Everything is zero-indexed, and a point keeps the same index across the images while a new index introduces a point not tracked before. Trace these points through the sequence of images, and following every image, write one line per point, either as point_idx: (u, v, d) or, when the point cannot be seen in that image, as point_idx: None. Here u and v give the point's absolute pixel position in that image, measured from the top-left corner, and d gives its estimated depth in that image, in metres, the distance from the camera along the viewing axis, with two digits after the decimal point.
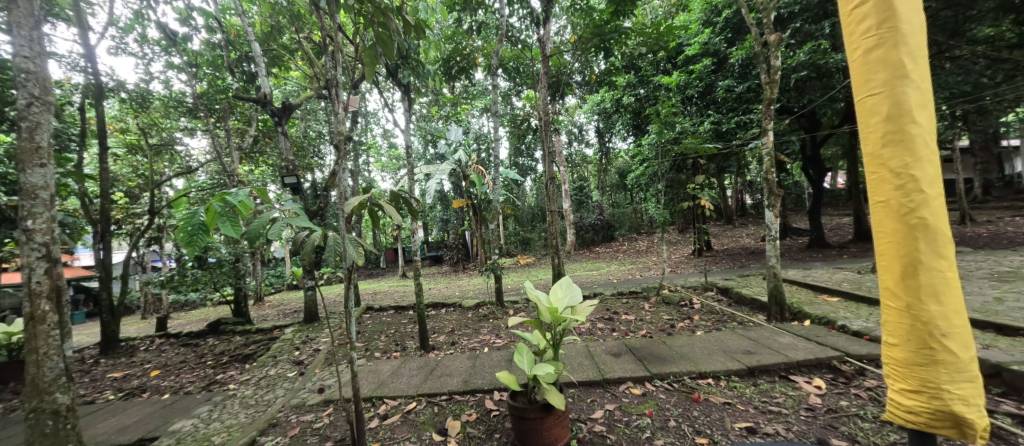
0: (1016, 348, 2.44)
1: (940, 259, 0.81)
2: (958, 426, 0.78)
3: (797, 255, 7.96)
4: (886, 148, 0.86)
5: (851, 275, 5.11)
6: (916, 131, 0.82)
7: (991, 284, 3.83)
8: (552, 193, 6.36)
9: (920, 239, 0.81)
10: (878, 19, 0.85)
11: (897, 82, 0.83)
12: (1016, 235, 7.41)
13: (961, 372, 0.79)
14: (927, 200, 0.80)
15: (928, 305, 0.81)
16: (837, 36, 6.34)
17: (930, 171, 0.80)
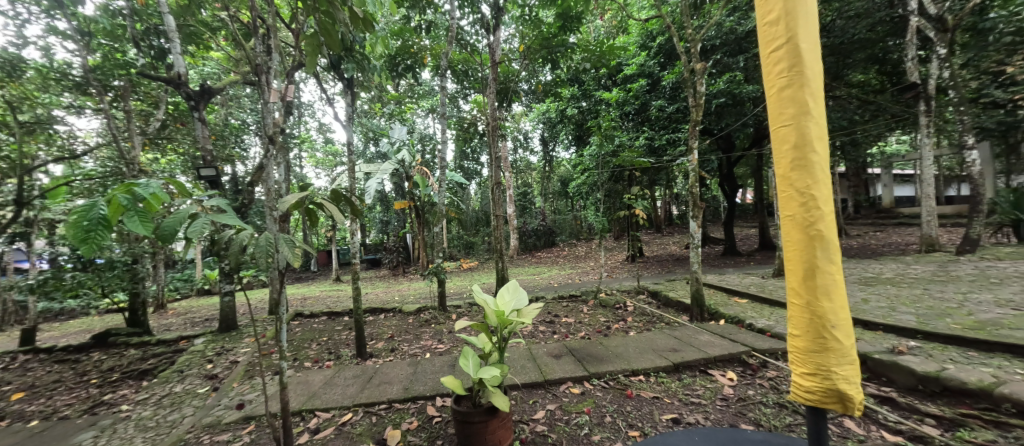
0: (877, 339, 2.97)
1: (831, 264, 0.96)
2: (842, 401, 0.93)
3: (714, 262, 8.90)
4: (791, 171, 1.01)
5: (757, 280, 5.83)
6: (816, 158, 0.97)
7: (859, 287, 4.61)
8: (498, 198, 6.42)
9: (817, 248, 0.97)
10: (789, 62, 1.00)
11: (802, 117, 0.98)
12: (877, 247, 9.02)
13: (846, 357, 0.95)
14: (823, 216, 0.96)
15: (822, 302, 0.97)
16: (749, 70, 7.25)
17: (826, 192, 0.96)
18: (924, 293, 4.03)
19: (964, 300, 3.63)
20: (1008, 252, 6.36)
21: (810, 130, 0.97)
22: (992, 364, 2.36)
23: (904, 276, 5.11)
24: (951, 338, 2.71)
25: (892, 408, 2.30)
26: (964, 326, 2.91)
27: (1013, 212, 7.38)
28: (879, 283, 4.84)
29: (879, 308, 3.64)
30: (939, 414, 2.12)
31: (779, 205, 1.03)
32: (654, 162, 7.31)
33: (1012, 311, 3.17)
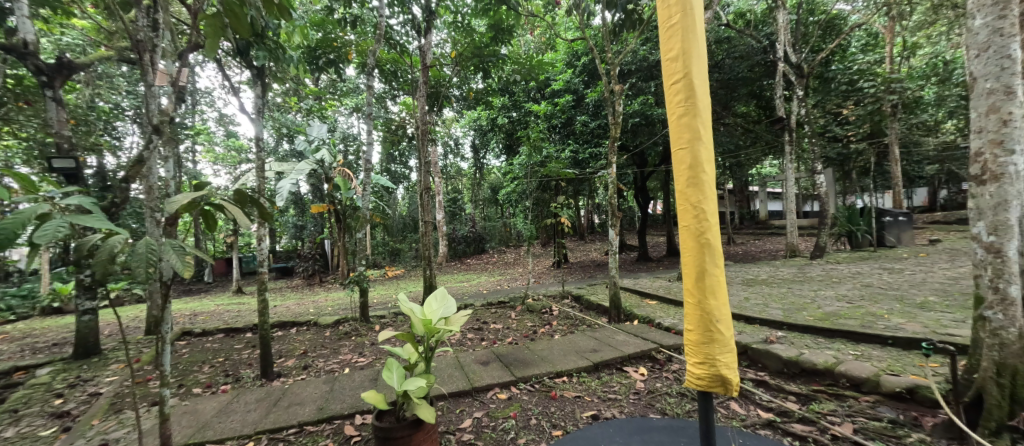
0: (754, 331, 3.51)
1: (717, 268, 1.12)
2: (723, 384, 1.09)
3: (630, 267, 9.73)
4: (687, 188, 1.16)
5: (664, 283, 6.51)
6: (705, 177, 1.13)
7: (742, 287, 5.42)
8: (427, 203, 6.27)
9: (706, 255, 1.12)
10: (685, 94, 1.15)
11: (695, 142, 1.14)
12: (755, 253, 10.69)
13: (726, 347, 1.11)
14: (710, 227, 1.12)
15: (709, 301, 1.12)
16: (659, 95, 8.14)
17: (713, 206, 1.12)
18: (788, 291, 4.87)
19: (814, 296, 4.48)
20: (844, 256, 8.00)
21: (701, 154, 1.13)
22: (834, 347, 2.93)
23: (774, 277, 6.13)
24: (806, 327, 3.32)
25: (766, 389, 2.72)
26: (815, 317, 3.58)
27: (848, 225, 9.37)
28: (756, 283, 5.76)
29: (756, 305, 4.32)
30: (798, 391, 2.58)
31: (677, 216, 1.18)
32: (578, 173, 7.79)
33: (845, 303, 3.99)
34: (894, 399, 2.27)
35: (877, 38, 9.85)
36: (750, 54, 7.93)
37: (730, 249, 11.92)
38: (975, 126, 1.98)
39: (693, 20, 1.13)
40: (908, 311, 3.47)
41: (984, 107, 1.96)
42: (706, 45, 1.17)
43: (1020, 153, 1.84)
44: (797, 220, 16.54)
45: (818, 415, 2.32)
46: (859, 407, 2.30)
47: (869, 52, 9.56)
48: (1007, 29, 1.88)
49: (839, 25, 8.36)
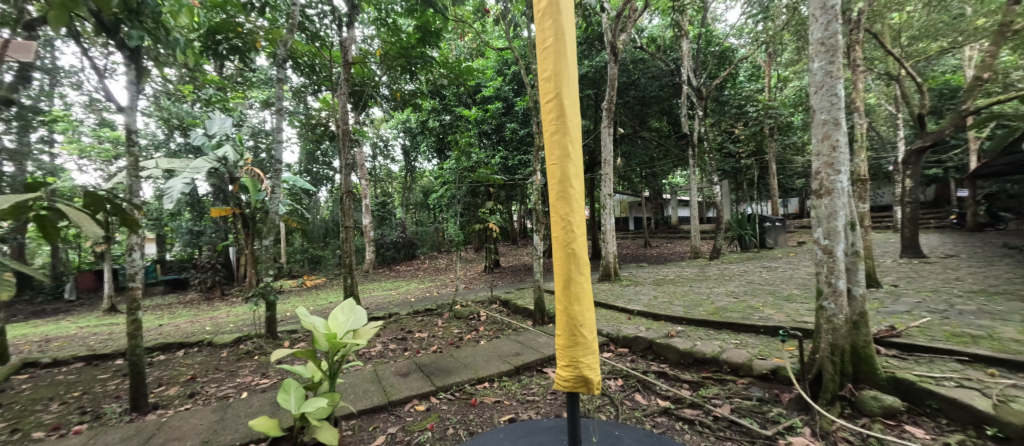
0: (659, 327, 3.87)
1: (581, 276, 1.23)
2: (583, 381, 1.22)
3: (558, 271, 10.15)
4: (557, 201, 1.25)
5: (586, 285, 6.91)
6: (572, 193, 1.22)
7: (652, 287, 5.95)
8: (348, 207, 5.83)
9: (572, 265, 1.23)
10: (555, 113, 1.23)
11: (564, 160, 1.22)
12: (667, 255, 11.83)
13: (587, 348, 1.24)
14: (575, 239, 1.22)
15: (574, 307, 1.24)
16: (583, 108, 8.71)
17: (579, 219, 1.22)
18: (688, 289, 5.47)
19: (708, 292, 5.09)
20: (735, 257, 9.21)
21: (569, 169, 1.22)
22: (720, 337, 3.35)
23: (680, 277, 6.84)
24: (700, 321, 3.75)
25: (665, 380, 3.01)
26: (707, 311, 4.07)
27: (739, 230, 10.81)
28: (663, 283, 6.38)
29: (662, 302, 4.78)
30: (690, 379, 2.89)
31: (548, 228, 1.26)
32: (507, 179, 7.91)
33: (732, 298, 4.60)
34: (762, 380, 2.65)
35: (759, 70, 11.63)
36: (660, 75, 8.92)
37: (646, 252, 13.05)
38: (814, 149, 2.41)
39: (564, 45, 1.23)
40: (776, 303, 4.12)
41: (819, 134, 2.39)
42: (575, 67, 1.25)
43: (843, 173, 2.29)
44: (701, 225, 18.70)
45: (705, 399, 2.63)
46: (736, 390, 2.65)
47: (753, 81, 11.23)
48: (833, 73, 2.33)
49: (729, 56, 9.71)
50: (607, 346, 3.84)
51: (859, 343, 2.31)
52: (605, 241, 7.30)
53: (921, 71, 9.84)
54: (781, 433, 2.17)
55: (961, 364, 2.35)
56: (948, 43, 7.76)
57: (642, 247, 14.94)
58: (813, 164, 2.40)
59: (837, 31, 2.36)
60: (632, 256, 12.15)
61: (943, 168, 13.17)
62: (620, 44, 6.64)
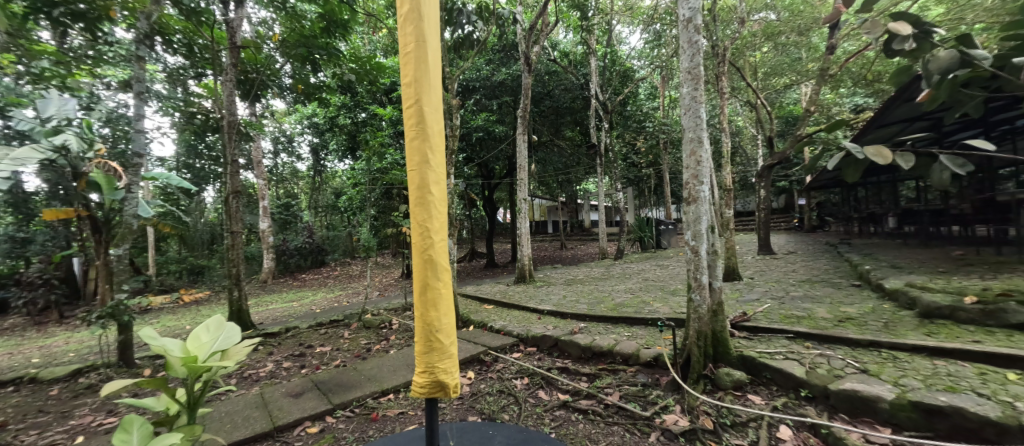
0: (563, 324, 4.14)
1: (440, 283, 1.24)
2: (440, 388, 1.23)
3: (477, 275, 10.21)
4: (416, 207, 1.23)
5: (502, 288, 7.09)
6: (432, 200, 1.22)
7: (562, 287, 6.36)
8: (235, 210, 5.06)
9: (430, 272, 1.22)
10: (416, 118, 1.22)
11: (424, 165, 1.22)
12: (579, 256, 12.73)
13: (445, 354, 1.26)
14: (433, 246, 1.22)
15: (432, 314, 1.24)
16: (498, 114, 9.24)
17: (438, 225, 1.23)
18: (593, 288, 5.96)
19: (610, 290, 5.58)
20: (636, 257, 10.28)
21: (427, 176, 1.21)
22: (616, 331, 3.68)
23: (587, 276, 7.41)
24: (600, 317, 4.08)
25: (567, 374, 3.20)
26: (607, 308, 4.45)
27: (640, 232, 12.09)
28: (573, 283, 6.82)
29: (570, 301, 5.11)
30: (588, 371, 3.12)
31: (408, 234, 1.24)
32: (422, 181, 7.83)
33: (628, 294, 5.11)
34: (647, 367, 2.96)
35: (655, 90, 13.17)
36: (571, 87, 9.83)
37: (562, 254, 13.81)
38: (684, 163, 2.78)
39: (425, 50, 1.22)
40: (662, 297, 4.68)
41: (688, 151, 2.76)
42: (438, 75, 1.26)
43: (705, 184, 2.68)
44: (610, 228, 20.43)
45: (599, 389, 2.85)
46: (626, 378, 2.92)
47: (650, 100, 12.68)
48: (697, 98, 2.72)
49: (630, 76, 10.86)
50: (517, 346, 3.97)
51: (718, 329, 2.72)
52: (521, 244, 7.59)
53: (772, 102, 12.10)
54: (658, 413, 2.45)
55: (789, 340, 2.91)
56: (788, 80, 9.69)
57: (559, 249, 15.83)
58: (684, 175, 2.76)
59: (700, 63, 2.77)
60: (549, 258, 12.76)
61: (788, 181, 16.37)
62: (533, 55, 7.01)
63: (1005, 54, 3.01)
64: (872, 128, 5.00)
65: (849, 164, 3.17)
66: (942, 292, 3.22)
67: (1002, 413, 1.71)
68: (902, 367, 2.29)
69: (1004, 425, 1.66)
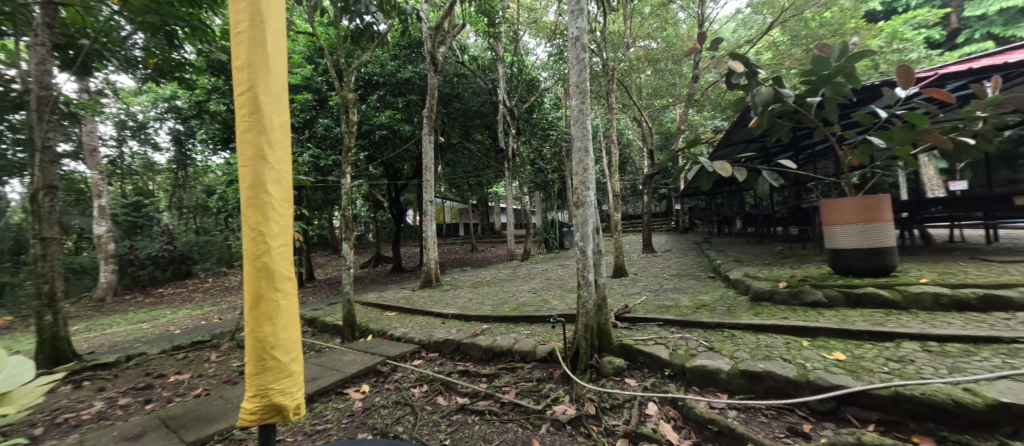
0: (465, 327, 4.17)
1: (278, 293, 1.14)
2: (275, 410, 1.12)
3: (383, 281, 9.68)
4: (248, 208, 1.11)
5: (407, 294, 6.84)
6: (269, 201, 1.12)
7: (468, 290, 6.41)
8: (48, 212, 3.86)
9: (265, 280, 1.11)
10: (250, 109, 1.11)
11: (259, 161, 1.11)
12: (489, 258, 13.03)
13: (284, 371, 1.15)
14: (269, 251, 1.12)
15: (266, 328, 1.12)
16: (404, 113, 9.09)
17: (275, 228, 1.13)
18: (498, 289, 6.13)
19: (514, 290, 5.81)
20: (541, 258, 10.88)
21: (264, 172, 1.11)
22: (516, 330, 3.81)
23: (493, 278, 7.61)
24: (502, 317, 4.19)
25: (467, 377, 3.20)
26: (510, 308, 4.61)
27: (545, 234, 12.86)
28: (479, 285, 6.94)
29: (475, 304, 5.17)
30: (488, 372, 3.16)
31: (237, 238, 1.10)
32: (316, 180, 7.22)
33: (531, 294, 5.37)
34: (542, 362, 3.11)
35: (559, 101, 14.14)
36: (480, 92, 10.17)
37: (473, 256, 13.89)
38: (573, 169, 3.01)
39: (261, 35, 1.13)
40: (560, 294, 5.03)
41: (576, 159, 3.00)
42: (279, 66, 1.18)
43: (591, 190, 2.94)
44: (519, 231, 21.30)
45: (497, 389, 2.91)
46: (522, 375, 3.03)
47: (554, 110, 13.58)
48: (584, 111, 2.99)
49: (535, 85, 11.48)
50: (418, 353, 3.85)
51: (602, 321, 2.99)
52: (428, 248, 7.45)
53: (653, 119, 13.97)
54: (549, 405, 2.59)
55: (660, 327, 3.35)
56: (665, 101, 11.31)
57: (470, 251, 15.95)
58: (573, 180, 2.98)
59: (586, 79, 3.04)
60: (459, 261, 12.73)
61: (667, 189, 19.04)
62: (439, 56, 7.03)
63: (802, 94, 3.93)
64: (722, 145, 6.09)
65: (703, 175, 3.80)
66: (766, 280, 4.06)
67: (798, 372, 2.20)
68: (738, 343, 2.80)
69: (799, 382, 2.13)
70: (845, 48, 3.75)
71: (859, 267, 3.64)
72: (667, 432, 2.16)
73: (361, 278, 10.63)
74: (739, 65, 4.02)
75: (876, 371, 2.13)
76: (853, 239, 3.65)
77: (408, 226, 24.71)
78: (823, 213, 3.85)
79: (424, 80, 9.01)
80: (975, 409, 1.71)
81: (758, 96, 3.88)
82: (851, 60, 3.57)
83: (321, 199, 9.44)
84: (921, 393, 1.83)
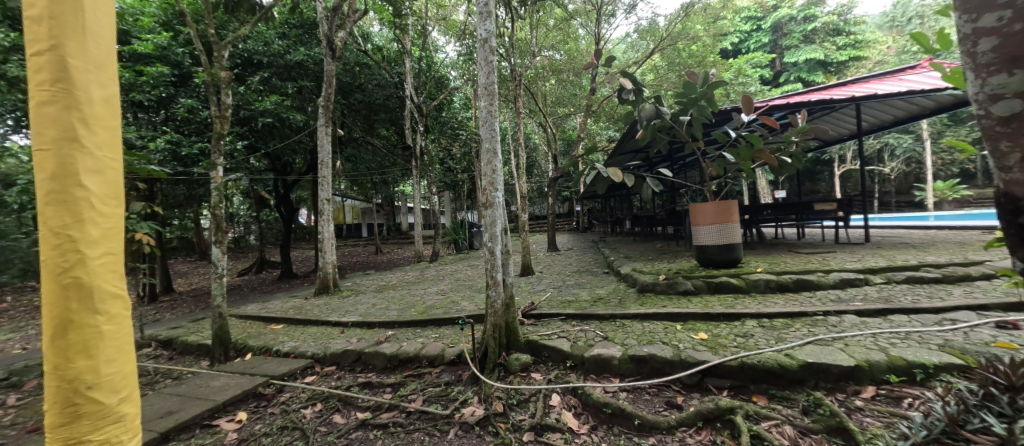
0: (366, 335, 3.88)
1: (98, 315, 0.89)
2: None
3: (268, 290, 8.45)
4: (48, 205, 0.84)
5: (298, 303, 6.09)
6: (84, 197, 0.87)
7: (371, 295, 6.01)
8: None
9: (74, 298, 0.87)
10: (51, 76, 0.85)
11: (69, 144, 0.86)
12: (395, 260, 12.46)
13: (108, 417, 0.91)
14: (82, 260, 0.87)
15: (77, 361, 0.87)
16: (295, 99, 8.12)
17: (94, 233, 0.89)
18: (404, 293, 5.88)
19: (422, 293, 5.61)
20: (450, 258, 10.79)
21: (77, 159, 0.87)
22: (424, 334, 3.68)
23: (399, 281, 7.28)
24: (409, 322, 4.02)
25: (369, 389, 2.98)
26: (417, 312, 4.43)
27: (455, 235, 12.81)
28: (384, 289, 6.57)
29: (379, 309, 4.86)
30: (392, 382, 2.98)
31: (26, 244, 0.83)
32: (175, 171, 5.98)
33: (439, 296, 5.26)
34: (450, 365, 3.05)
35: (468, 101, 14.13)
36: (385, 84, 9.65)
37: (377, 259, 13.03)
38: (482, 170, 3.02)
39: None
40: (469, 295, 5.02)
41: (485, 160, 3.02)
42: (102, 29, 0.94)
43: (499, 191, 2.99)
44: (428, 231, 20.78)
45: (402, 398, 2.76)
46: (430, 380, 2.93)
47: (464, 109, 13.54)
48: (492, 113, 3.02)
49: (445, 83, 11.30)
50: (311, 369, 3.46)
51: (510, 320, 3.06)
52: (324, 251, 6.75)
53: (557, 126, 14.94)
54: (457, 408, 2.55)
55: (562, 321, 3.59)
56: (567, 110, 12.17)
57: (374, 253, 15.01)
58: (482, 181, 2.99)
59: (495, 81, 3.08)
60: (362, 264, 11.83)
61: (569, 191, 20.61)
62: (337, 40, 6.46)
63: (676, 113, 4.59)
64: (615, 153, 6.79)
65: (599, 180, 4.17)
66: (648, 273, 4.66)
67: (674, 353, 2.57)
68: (627, 331, 3.15)
69: (674, 361, 2.48)
70: (707, 77, 4.49)
71: (716, 260, 4.41)
72: (568, 420, 2.31)
73: (238, 288, 9.12)
74: (629, 83, 4.53)
75: (729, 346, 2.60)
76: (711, 236, 4.42)
77: (300, 227, 22.05)
78: (692, 215, 4.56)
79: (320, 65, 8.14)
80: (792, 369, 2.21)
81: (643, 112, 4.43)
82: (711, 88, 4.30)
83: (182, 195, 7.83)
84: (757, 361, 2.30)
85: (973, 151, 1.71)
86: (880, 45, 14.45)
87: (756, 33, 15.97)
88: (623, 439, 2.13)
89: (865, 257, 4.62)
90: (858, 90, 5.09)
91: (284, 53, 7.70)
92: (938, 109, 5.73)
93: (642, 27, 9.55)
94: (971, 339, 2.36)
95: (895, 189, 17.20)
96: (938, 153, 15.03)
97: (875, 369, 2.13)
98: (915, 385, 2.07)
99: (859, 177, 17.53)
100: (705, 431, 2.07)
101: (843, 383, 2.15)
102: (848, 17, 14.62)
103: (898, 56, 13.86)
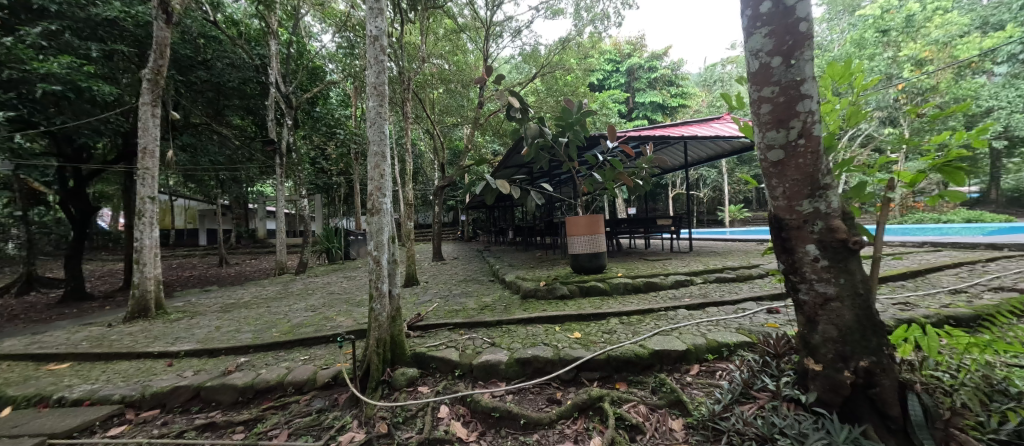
0: (205, 367, 3.13)
1: None
2: None
3: (40, 318, 6.10)
4: None
5: (96, 333, 4.57)
6: None
7: (216, 316, 4.93)
8: None
9: None
10: None
11: None
12: (246, 273, 10.41)
13: None
14: None
15: None
16: (102, 65, 6.22)
17: None
18: (261, 311, 4.97)
19: (285, 311, 4.83)
20: (319, 270, 9.56)
21: None
22: (289, 357, 3.19)
23: (254, 298, 6.13)
24: (269, 344, 3.43)
25: (210, 432, 2.42)
26: (280, 332, 3.80)
27: (327, 244, 11.43)
28: (231, 308, 5.45)
29: (225, 333, 4.01)
30: (246, 418, 2.49)
31: None
32: None
33: (309, 312, 4.62)
34: (324, 389, 2.70)
35: (347, 98, 13.01)
36: (240, 66, 8.16)
37: (220, 272, 10.68)
38: (368, 174, 2.82)
39: None
40: (347, 310, 4.55)
41: (373, 164, 2.82)
42: None
43: (387, 197, 2.82)
44: (291, 239, 18.08)
45: (260, 436, 2.32)
46: (297, 410, 2.54)
47: (342, 106, 12.44)
48: (382, 114, 2.85)
49: (319, 75, 10.15)
50: (119, 417, 2.64)
51: (395, 333, 2.89)
52: (142, 262, 5.24)
53: (445, 135, 14.92)
54: (333, 438, 2.27)
55: (449, 331, 3.55)
56: (454, 121, 12.24)
57: (216, 266, 12.29)
58: (368, 186, 2.80)
59: (385, 82, 2.92)
60: (198, 279, 9.54)
61: (455, 201, 20.62)
62: (173, 3, 5.24)
63: (557, 135, 5.09)
64: (502, 166, 7.11)
65: (487, 191, 4.29)
66: (530, 280, 4.98)
67: (554, 352, 2.80)
68: (513, 335, 3.30)
69: (555, 360, 2.70)
70: (581, 106, 5.13)
71: (587, 266, 5.00)
72: (457, 430, 2.29)
73: None
74: (516, 102, 4.83)
75: (597, 342, 2.97)
76: (583, 246, 4.98)
77: (99, 233, 16.64)
78: (570, 226, 5.06)
79: (146, 28, 6.45)
80: (645, 357, 2.65)
81: (528, 130, 4.78)
82: (584, 115, 4.89)
83: None
84: (620, 352, 2.68)
85: (754, 185, 2.35)
86: (697, 99, 18.84)
87: (615, 74, 18.90)
88: (511, 440, 2.22)
89: (690, 263, 5.84)
90: (685, 131, 6.44)
91: (86, 3, 5.85)
92: (732, 152, 7.67)
93: (525, 52, 10.40)
94: (753, 323, 3.20)
95: (707, 210, 22.28)
96: (731, 184, 20.12)
97: (699, 350, 2.71)
98: (722, 360, 2.70)
99: (685, 199, 22.12)
100: (580, 420, 2.31)
101: (678, 364, 2.67)
102: (677, 73, 18.58)
103: (707, 108, 18.15)
